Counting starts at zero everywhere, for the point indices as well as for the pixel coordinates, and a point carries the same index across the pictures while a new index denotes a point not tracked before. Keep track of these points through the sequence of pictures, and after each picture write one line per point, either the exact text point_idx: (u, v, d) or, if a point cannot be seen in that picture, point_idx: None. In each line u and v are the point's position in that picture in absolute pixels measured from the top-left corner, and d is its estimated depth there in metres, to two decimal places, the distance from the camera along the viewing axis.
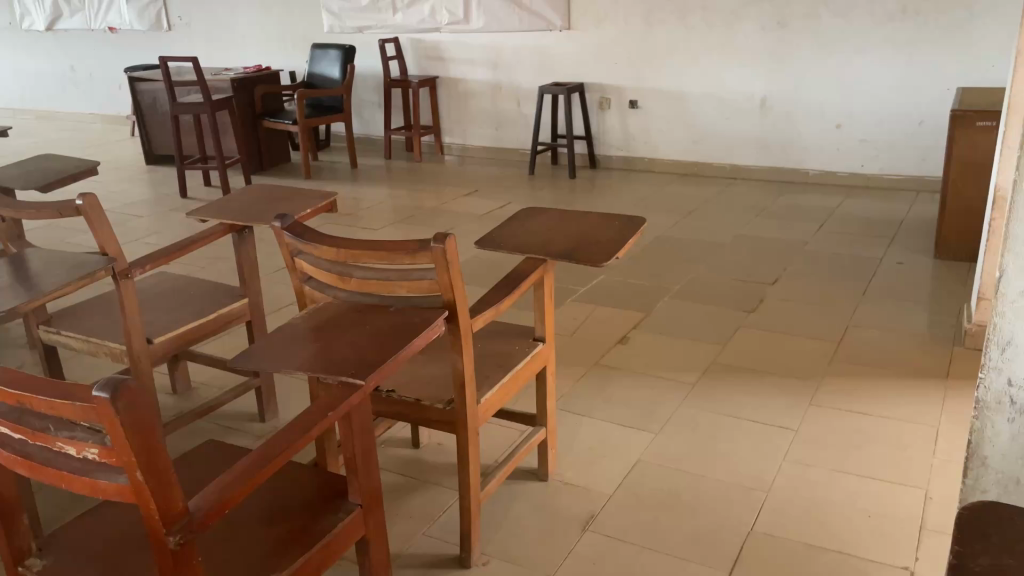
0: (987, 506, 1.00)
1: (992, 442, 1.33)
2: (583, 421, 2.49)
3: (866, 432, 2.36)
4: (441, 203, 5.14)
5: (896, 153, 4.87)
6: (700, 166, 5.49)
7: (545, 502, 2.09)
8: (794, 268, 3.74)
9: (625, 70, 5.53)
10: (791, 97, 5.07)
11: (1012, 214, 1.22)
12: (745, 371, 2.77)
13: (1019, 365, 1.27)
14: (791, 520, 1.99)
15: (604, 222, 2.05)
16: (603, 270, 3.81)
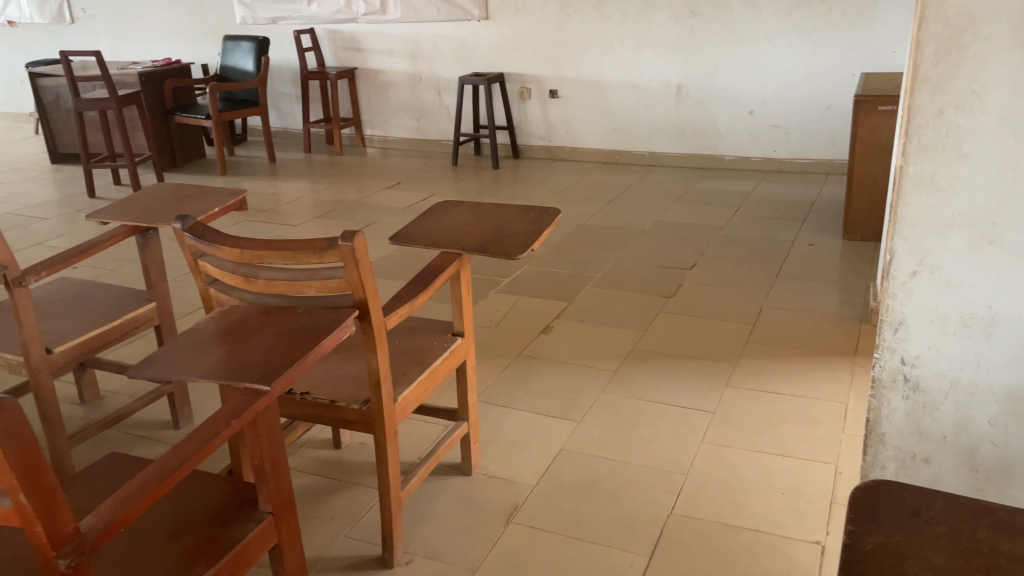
0: (879, 483, 1.03)
1: (889, 419, 1.39)
2: (506, 412, 2.49)
3: (780, 411, 2.43)
4: (362, 197, 5.07)
5: (807, 137, 5.02)
6: (620, 154, 5.56)
7: (468, 496, 2.09)
8: (711, 252, 3.82)
9: (544, 60, 5.54)
10: (705, 85, 5.16)
11: (900, 199, 1.26)
12: (665, 355, 2.82)
13: (910, 343, 1.32)
14: (710, 501, 2.03)
15: (520, 213, 2.04)
16: (525, 261, 3.82)
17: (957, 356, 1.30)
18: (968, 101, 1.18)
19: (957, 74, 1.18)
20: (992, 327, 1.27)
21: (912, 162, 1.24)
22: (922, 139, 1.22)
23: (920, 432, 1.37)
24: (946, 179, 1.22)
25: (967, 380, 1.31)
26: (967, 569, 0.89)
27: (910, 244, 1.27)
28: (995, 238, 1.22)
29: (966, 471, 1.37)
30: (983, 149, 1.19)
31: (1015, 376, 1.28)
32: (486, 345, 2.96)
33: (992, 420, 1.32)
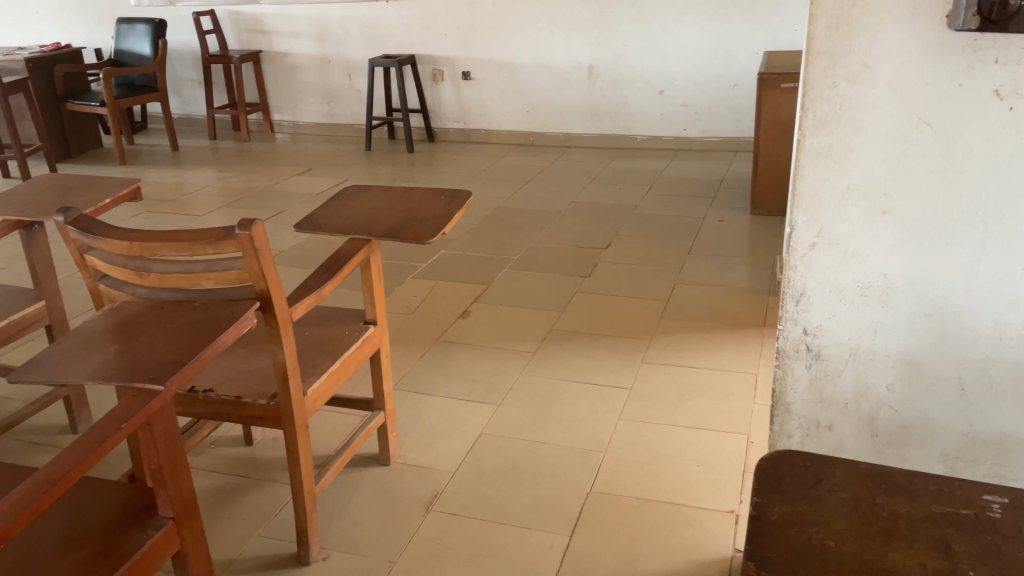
0: (783, 453, 1.04)
1: (792, 389, 1.38)
2: (424, 399, 2.46)
3: (693, 384, 2.47)
4: (272, 184, 4.92)
5: (715, 116, 5.12)
6: (535, 136, 5.55)
7: (387, 486, 2.05)
8: (626, 231, 3.86)
9: (455, 41, 5.47)
10: (616, 65, 5.20)
11: (797, 172, 1.23)
12: (582, 335, 2.83)
13: (812, 313, 1.31)
14: (629, 477, 2.05)
15: (430, 196, 1.99)
16: (441, 245, 3.78)
17: (857, 325, 1.30)
18: (860, 74, 1.15)
19: (849, 46, 1.14)
20: (888, 295, 1.26)
21: (808, 136, 1.20)
22: (817, 113, 1.18)
23: (823, 400, 1.37)
24: (842, 151, 1.20)
25: (865, 348, 1.31)
26: (867, 534, 0.90)
27: (809, 216, 1.25)
28: (889, 208, 1.21)
29: (867, 436, 1.37)
30: (875, 122, 1.17)
31: (911, 341, 1.28)
32: (402, 332, 2.91)
33: (889, 385, 1.32)
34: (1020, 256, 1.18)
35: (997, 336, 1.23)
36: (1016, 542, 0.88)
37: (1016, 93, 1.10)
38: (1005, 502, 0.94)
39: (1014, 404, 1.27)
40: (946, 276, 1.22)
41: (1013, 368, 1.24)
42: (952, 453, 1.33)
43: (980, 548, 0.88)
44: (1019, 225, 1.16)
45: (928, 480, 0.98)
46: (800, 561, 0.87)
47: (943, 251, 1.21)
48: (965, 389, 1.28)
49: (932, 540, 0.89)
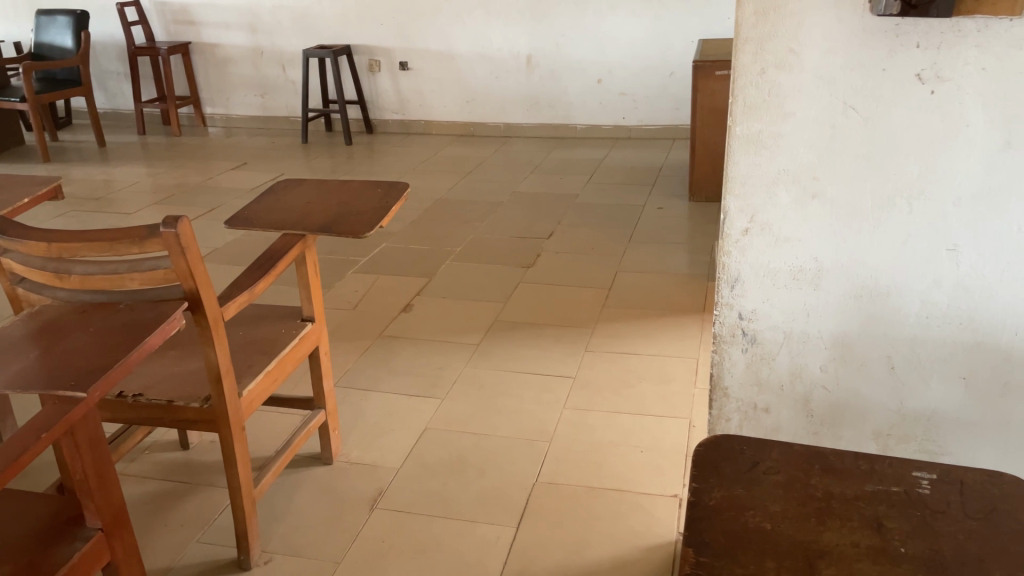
0: (721, 438, 1.05)
1: (730, 373, 1.40)
2: (367, 395, 2.42)
3: (635, 370, 2.49)
4: (206, 179, 4.79)
5: (652, 104, 5.17)
6: (475, 126, 5.52)
7: (330, 486, 2.01)
8: (568, 220, 3.87)
9: (391, 30, 5.40)
10: (553, 54, 5.19)
11: (729, 159, 1.24)
12: (526, 325, 2.83)
13: (747, 297, 1.32)
14: (573, 466, 2.05)
15: (367, 188, 1.95)
16: (382, 239, 3.73)
17: (790, 308, 1.31)
18: (787, 60, 1.16)
19: (775, 33, 1.15)
20: (819, 278, 1.28)
21: (738, 122, 1.21)
22: (746, 99, 1.19)
23: (759, 382, 1.39)
24: (772, 137, 1.21)
25: (799, 330, 1.33)
26: (802, 515, 0.92)
27: (741, 201, 1.26)
28: (818, 192, 1.22)
29: (802, 417, 1.39)
30: (804, 107, 1.18)
31: (843, 323, 1.30)
32: (343, 328, 2.86)
33: (823, 366, 1.34)
34: (944, 236, 1.20)
35: (924, 316, 1.26)
36: (944, 516, 0.90)
37: (937, 77, 1.12)
38: (933, 477, 0.96)
39: (942, 381, 1.30)
40: (875, 257, 1.24)
41: (940, 346, 1.27)
42: (884, 431, 1.36)
43: (910, 524, 0.89)
44: (942, 206, 1.18)
45: (860, 459, 1.00)
46: (738, 546, 0.88)
47: (871, 233, 1.23)
48: (895, 367, 1.31)
49: (864, 519, 0.91)
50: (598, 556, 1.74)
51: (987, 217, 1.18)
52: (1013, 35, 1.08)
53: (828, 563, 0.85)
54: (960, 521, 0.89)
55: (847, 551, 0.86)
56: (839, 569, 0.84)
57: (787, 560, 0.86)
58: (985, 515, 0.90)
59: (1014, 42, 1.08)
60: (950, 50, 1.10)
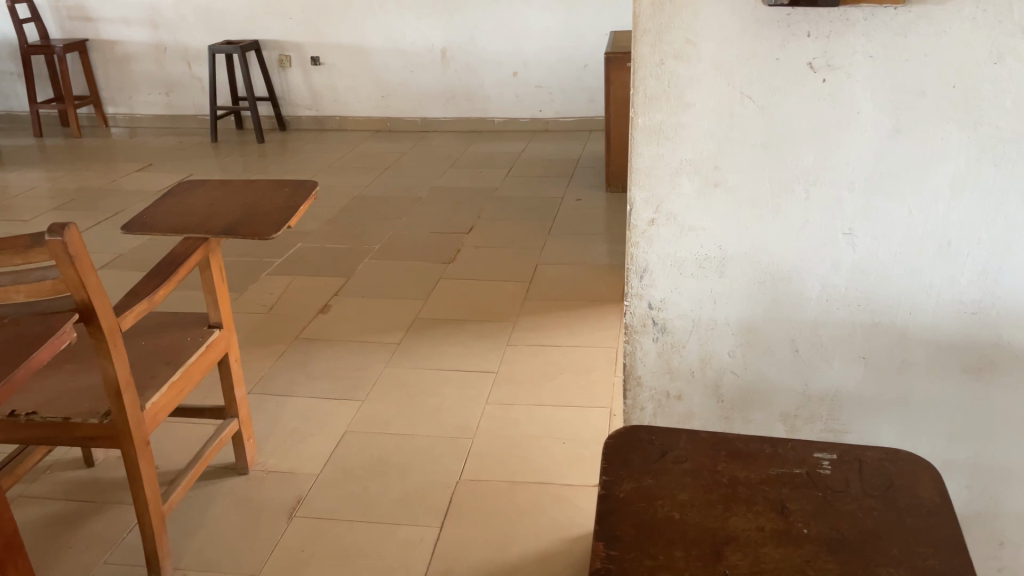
0: (630, 429, 1.05)
1: (642, 362, 1.41)
2: (283, 401, 2.36)
3: (556, 363, 2.50)
4: (109, 182, 4.58)
5: (568, 96, 5.20)
6: (391, 122, 5.47)
7: (246, 496, 1.95)
8: (487, 214, 3.86)
9: (301, 25, 5.27)
10: (468, 48, 5.16)
11: (632, 150, 1.24)
12: (446, 322, 2.80)
13: (655, 287, 1.34)
14: (496, 462, 2.04)
15: (274, 187, 1.88)
16: (297, 238, 3.64)
17: (697, 295, 1.33)
18: (684, 51, 1.17)
19: (672, 24, 1.16)
20: (724, 265, 1.30)
21: (640, 113, 1.21)
22: (647, 90, 1.20)
23: (671, 370, 1.40)
24: (673, 128, 1.22)
25: (706, 317, 1.34)
26: (709, 501, 0.93)
27: (645, 193, 1.27)
28: (719, 180, 1.24)
29: (713, 402, 1.42)
30: (702, 97, 1.19)
31: (748, 309, 1.32)
32: (257, 332, 2.77)
33: (731, 351, 1.36)
34: (840, 221, 1.23)
35: (825, 299, 1.29)
36: (844, 496, 0.92)
37: (827, 65, 1.14)
38: (834, 458, 0.98)
39: (843, 361, 1.34)
40: (775, 244, 1.27)
41: (840, 328, 1.31)
42: (791, 412, 1.39)
43: (813, 506, 0.91)
44: (838, 191, 1.21)
45: (764, 443, 1.02)
46: (647, 538, 0.88)
47: (772, 220, 1.25)
48: (799, 350, 1.34)
49: (768, 503, 0.92)
50: (521, 551, 1.74)
51: (881, 201, 1.21)
52: (898, 23, 1.11)
53: (734, 549, 0.86)
54: (859, 499, 0.92)
55: (752, 536, 0.88)
56: (745, 554, 0.85)
57: (695, 548, 0.86)
58: (883, 493, 0.93)
59: (899, 30, 1.11)
60: (840, 39, 1.13)
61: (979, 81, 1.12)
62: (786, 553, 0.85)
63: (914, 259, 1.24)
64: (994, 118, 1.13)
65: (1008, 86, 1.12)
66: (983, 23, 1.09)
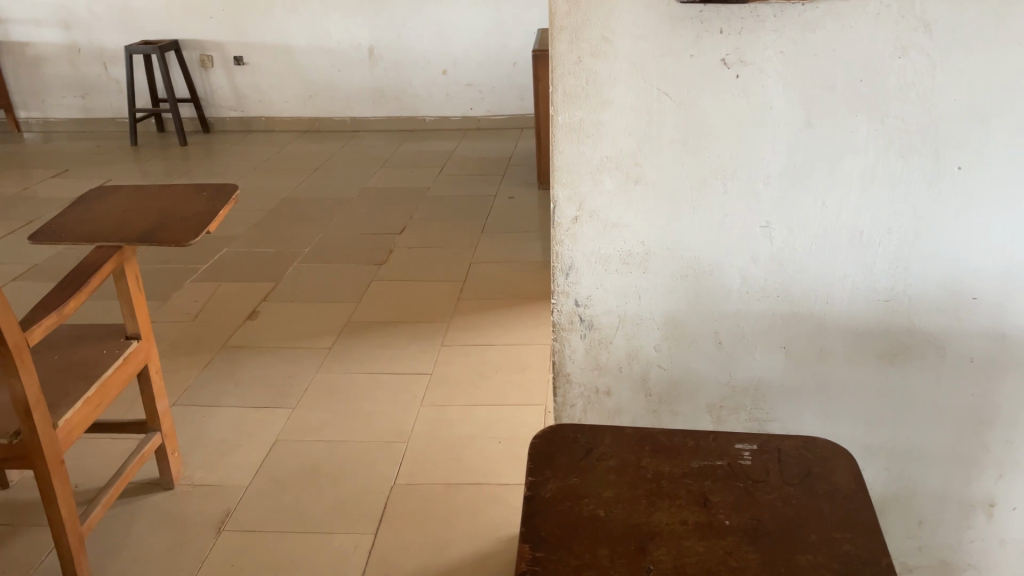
0: (556, 428, 1.05)
1: (571, 359, 1.41)
2: (210, 411, 2.29)
3: (491, 362, 2.49)
4: (22, 190, 4.38)
5: (499, 94, 5.21)
6: (319, 122, 5.38)
7: (172, 512, 1.88)
8: (420, 213, 3.83)
9: (222, 24, 5.13)
10: (396, 47, 5.11)
11: (553, 148, 1.24)
12: (379, 325, 2.76)
13: (581, 284, 1.34)
14: (431, 464, 2.02)
15: (192, 191, 1.82)
16: (223, 243, 3.54)
17: (622, 291, 1.34)
18: (602, 48, 1.17)
19: (588, 22, 1.15)
20: (646, 261, 1.30)
21: (560, 111, 1.21)
22: (566, 88, 1.19)
23: (599, 366, 1.41)
24: (592, 125, 1.22)
25: (632, 313, 1.35)
26: (635, 497, 0.93)
27: (568, 190, 1.27)
28: (640, 177, 1.24)
29: (641, 396, 1.42)
30: (620, 94, 1.19)
31: (672, 303, 1.34)
32: (182, 341, 2.68)
33: (657, 345, 1.38)
34: (758, 214, 1.25)
35: (745, 291, 1.31)
36: (765, 485, 0.94)
37: (740, 61, 1.16)
38: (754, 448, 1.00)
39: (765, 351, 1.36)
40: (695, 238, 1.28)
41: (761, 319, 1.33)
42: (717, 403, 1.41)
43: (734, 497, 0.92)
44: (754, 185, 1.23)
45: (687, 436, 1.02)
46: (572, 537, 0.87)
47: (691, 215, 1.26)
48: (722, 342, 1.36)
49: (691, 496, 0.93)
50: (459, 554, 1.72)
51: (795, 193, 1.23)
52: (807, 19, 1.13)
53: (658, 544, 0.86)
54: (778, 488, 0.93)
55: (676, 530, 0.88)
56: (669, 548, 0.85)
57: (620, 545, 0.86)
58: (801, 481, 0.95)
59: (808, 26, 1.13)
60: (751, 35, 1.14)
61: (885, 74, 1.15)
62: (709, 546, 0.86)
63: (829, 250, 1.27)
64: (899, 110, 1.17)
65: (911, 80, 1.15)
66: (888, 18, 1.12)
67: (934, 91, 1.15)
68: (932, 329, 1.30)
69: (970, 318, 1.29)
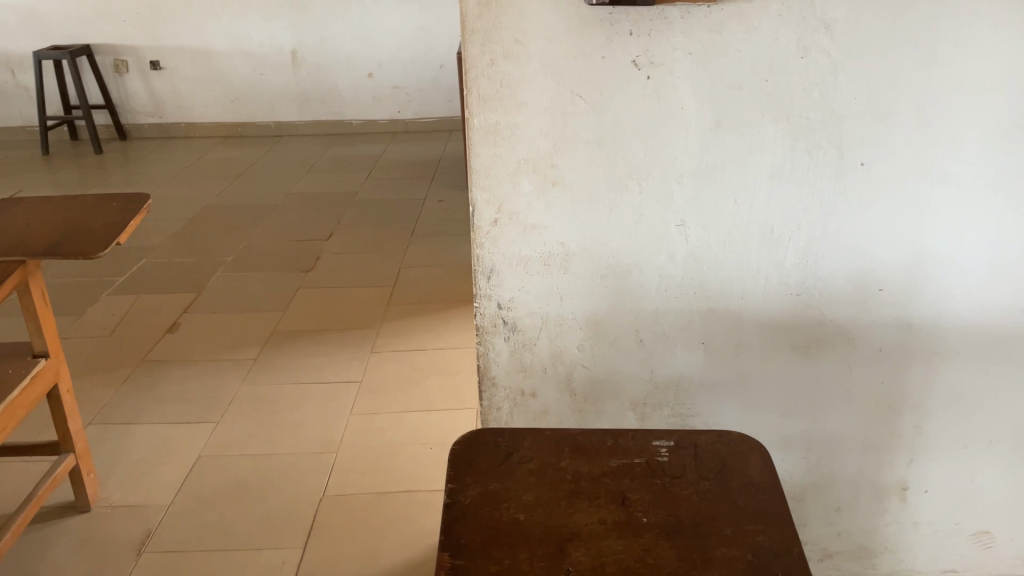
0: (477, 434, 1.04)
1: (496, 362, 1.40)
2: (129, 429, 2.20)
3: (421, 367, 2.47)
4: None
5: (426, 97, 5.19)
6: (242, 127, 5.26)
7: (88, 536, 1.81)
8: (347, 218, 3.78)
9: (137, 28, 4.96)
10: (320, 50, 5.03)
11: (470, 151, 1.23)
12: (306, 333, 2.71)
13: (503, 286, 1.33)
14: (361, 473, 1.99)
15: (101, 201, 1.75)
16: (141, 254, 3.42)
17: (544, 292, 1.34)
18: (514, 50, 1.16)
19: (500, 24, 1.15)
20: (567, 262, 1.31)
21: (475, 114, 1.20)
22: (481, 90, 1.19)
23: (524, 368, 1.40)
24: (508, 128, 1.21)
25: (554, 314, 1.35)
26: (555, 499, 0.93)
27: (486, 193, 1.26)
28: (557, 179, 1.25)
29: (566, 396, 1.43)
30: (534, 97, 1.19)
31: (592, 303, 1.34)
32: (99, 357, 2.58)
33: (580, 345, 1.38)
34: (673, 213, 1.27)
35: (663, 288, 1.33)
36: (682, 481, 0.95)
37: (650, 62, 1.17)
38: (671, 444, 1.01)
39: (685, 348, 1.38)
40: (614, 239, 1.29)
41: (680, 315, 1.35)
42: (640, 401, 1.43)
43: (652, 494, 0.93)
44: (668, 185, 1.25)
45: (606, 435, 1.03)
46: (493, 543, 0.87)
47: (608, 216, 1.27)
48: (643, 340, 1.37)
49: (611, 495, 0.93)
50: (390, 562, 1.70)
51: (708, 192, 1.26)
52: (713, 21, 1.15)
53: (578, 546, 0.86)
54: (694, 483, 0.95)
55: (594, 530, 0.88)
56: (588, 549, 0.86)
57: (540, 548, 0.86)
58: (716, 475, 0.96)
59: (714, 27, 1.15)
60: (660, 37, 1.16)
61: (790, 74, 1.18)
62: (627, 544, 0.86)
63: (741, 246, 1.29)
64: (805, 109, 1.20)
65: (814, 79, 1.18)
66: (789, 19, 1.15)
67: (837, 91, 1.19)
68: (843, 320, 1.35)
69: (878, 309, 1.33)
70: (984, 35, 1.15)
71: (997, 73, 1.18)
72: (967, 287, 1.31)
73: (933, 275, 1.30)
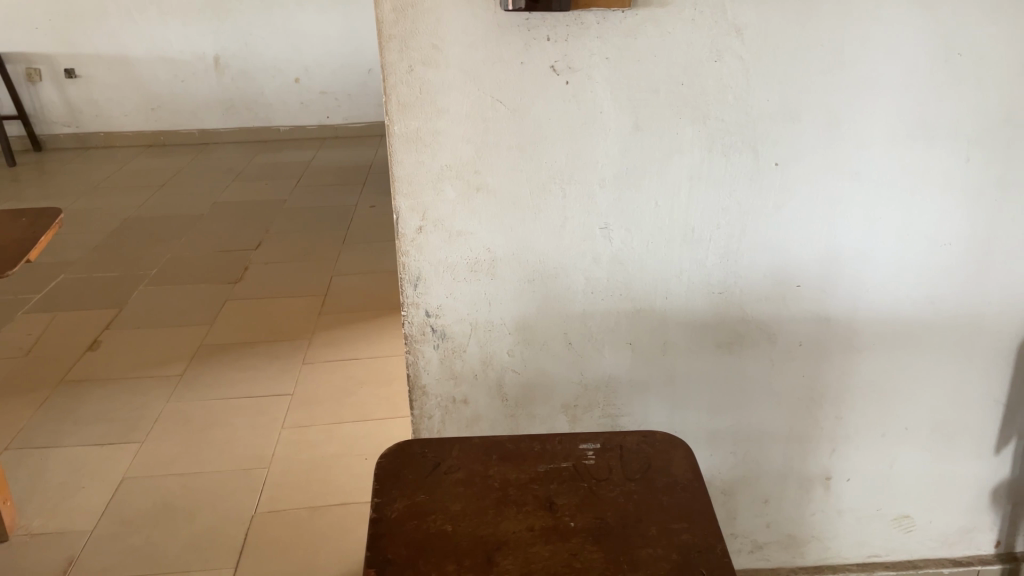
0: (404, 446, 1.02)
1: (426, 370, 1.39)
2: (48, 454, 2.11)
3: (355, 376, 2.45)
4: None
5: (354, 101, 5.15)
6: (165, 135, 5.13)
7: (6, 568, 1.72)
8: (277, 226, 3.71)
9: (49, 35, 4.76)
10: (245, 55, 4.93)
11: (392, 158, 1.21)
12: (235, 346, 2.65)
13: (430, 293, 1.32)
14: (295, 488, 1.95)
15: (8, 218, 1.67)
16: (59, 269, 3.29)
17: (472, 299, 1.33)
18: (432, 57, 1.15)
19: (417, 30, 1.14)
20: (493, 267, 1.31)
21: (396, 121, 1.19)
22: (400, 97, 1.17)
23: (455, 376, 1.40)
24: (429, 134, 1.20)
25: (483, 320, 1.35)
26: (484, 508, 0.92)
27: (409, 201, 1.25)
28: (481, 184, 1.24)
29: (498, 401, 1.43)
30: (454, 102, 1.19)
31: (521, 309, 1.34)
32: (14, 379, 2.47)
33: (510, 350, 1.38)
34: (596, 217, 1.28)
35: (590, 290, 1.34)
36: (608, 483, 0.96)
37: (569, 67, 1.18)
38: (598, 447, 1.02)
39: (613, 349, 1.39)
40: (539, 244, 1.29)
41: (607, 317, 1.36)
42: (571, 403, 1.44)
43: (579, 498, 0.94)
44: (590, 189, 1.26)
45: (533, 441, 1.03)
46: (420, 555, 0.86)
47: (533, 220, 1.28)
48: (571, 343, 1.38)
49: (539, 501, 0.93)
50: None
51: (629, 194, 1.27)
52: (628, 26, 1.16)
53: (506, 554, 0.86)
54: (621, 484, 0.96)
55: (522, 537, 0.88)
56: (516, 557, 0.85)
57: (468, 559, 0.85)
58: (642, 475, 0.97)
59: (630, 31, 1.16)
60: (577, 43, 1.16)
61: (704, 77, 1.20)
62: (555, 549, 0.86)
63: (664, 247, 1.31)
64: (719, 112, 1.22)
65: (729, 82, 1.21)
66: (702, 24, 1.17)
67: (750, 93, 1.22)
68: (764, 316, 1.38)
69: (797, 305, 1.37)
70: (888, 35, 1.19)
71: (899, 73, 1.22)
72: (879, 280, 1.36)
73: (847, 270, 1.35)
